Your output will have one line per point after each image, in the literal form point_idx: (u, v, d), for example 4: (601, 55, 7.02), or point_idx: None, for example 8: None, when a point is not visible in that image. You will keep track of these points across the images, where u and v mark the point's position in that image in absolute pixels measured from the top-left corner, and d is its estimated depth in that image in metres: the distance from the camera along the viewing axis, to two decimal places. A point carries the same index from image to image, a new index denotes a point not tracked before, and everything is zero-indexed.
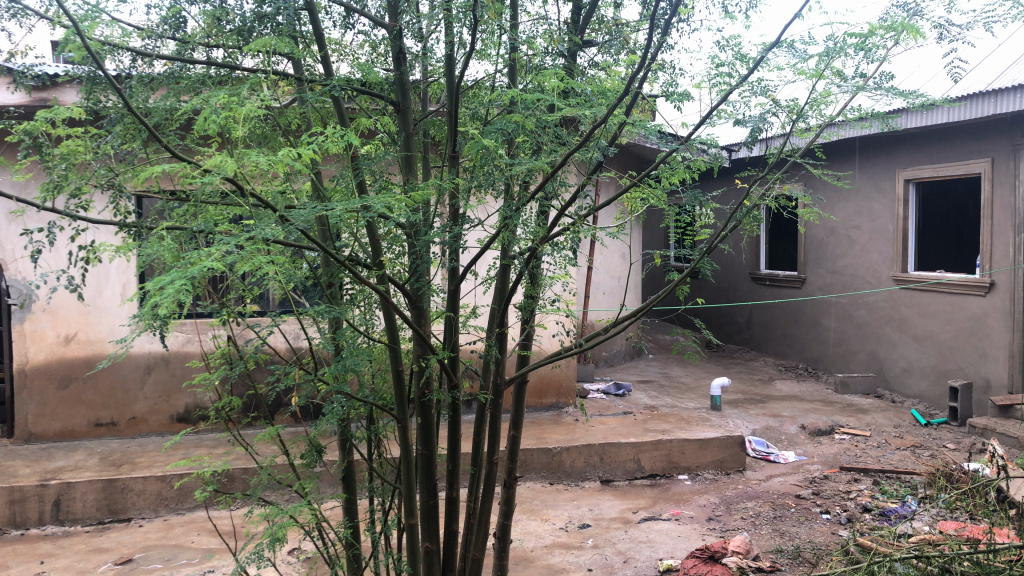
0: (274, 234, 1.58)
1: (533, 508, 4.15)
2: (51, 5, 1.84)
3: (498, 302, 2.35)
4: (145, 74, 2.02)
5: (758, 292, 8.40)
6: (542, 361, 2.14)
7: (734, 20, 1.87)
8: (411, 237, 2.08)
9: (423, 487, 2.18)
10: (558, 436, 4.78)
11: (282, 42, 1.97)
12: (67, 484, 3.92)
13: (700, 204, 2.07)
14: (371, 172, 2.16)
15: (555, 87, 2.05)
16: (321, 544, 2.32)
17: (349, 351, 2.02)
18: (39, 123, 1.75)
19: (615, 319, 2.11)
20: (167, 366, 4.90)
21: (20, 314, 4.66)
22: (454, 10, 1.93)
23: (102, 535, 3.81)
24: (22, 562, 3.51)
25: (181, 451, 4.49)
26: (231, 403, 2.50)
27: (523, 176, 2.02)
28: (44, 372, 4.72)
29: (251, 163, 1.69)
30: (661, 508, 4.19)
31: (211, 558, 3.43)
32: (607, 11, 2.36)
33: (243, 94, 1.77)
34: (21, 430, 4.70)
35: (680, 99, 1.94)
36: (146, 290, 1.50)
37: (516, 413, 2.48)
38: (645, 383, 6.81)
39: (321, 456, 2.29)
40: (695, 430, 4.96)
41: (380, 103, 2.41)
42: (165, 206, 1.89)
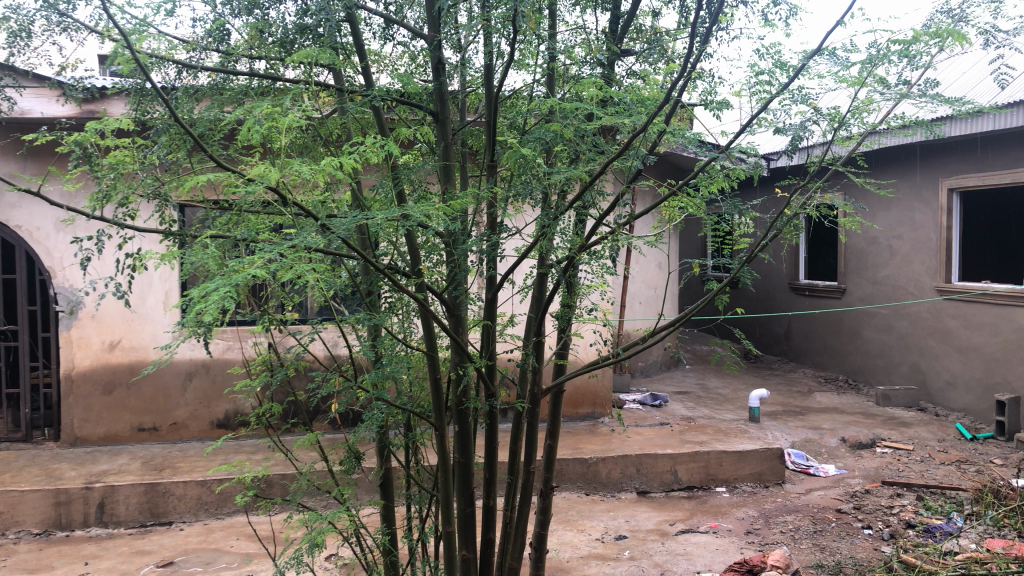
0: (315, 242, 1.61)
1: (569, 519, 4.13)
2: (101, 19, 1.89)
3: (535, 311, 2.35)
4: (190, 86, 2.08)
5: (797, 302, 8.30)
6: (578, 370, 2.12)
7: (774, 28, 1.86)
8: (449, 246, 2.10)
9: (461, 495, 2.19)
10: (594, 447, 4.76)
11: (324, 52, 1.98)
12: (111, 488, 4.00)
13: (740, 212, 2.06)
14: (409, 182, 2.18)
15: (594, 96, 2.05)
16: (359, 551, 2.34)
17: (388, 359, 2.04)
18: (89, 134, 1.79)
19: (654, 329, 2.09)
20: (208, 372, 4.98)
21: (67, 321, 4.77)
22: (493, 20, 1.94)
23: (145, 538, 3.87)
24: (67, 563, 3.57)
25: (222, 456, 4.55)
26: (271, 409, 2.52)
27: (562, 185, 2.02)
28: (89, 378, 4.81)
29: (294, 173, 1.71)
30: (699, 520, 4.14)
31: (249, 563, 3.47)
32: (646, 20, 2.36)
33: (286, 104, 1.79)
34: (67, 434, 4.80)
35: (719, 107, 1.92)
36: (192, 294, 1.53)
37: (554, 423, 2.48)
38: (682, 394, 6.75)
39: (360, 462, 2.31)
40: (733, 441, 4.91)
41: (419, 113, 2.42)
42: (208, 214, 1.92)
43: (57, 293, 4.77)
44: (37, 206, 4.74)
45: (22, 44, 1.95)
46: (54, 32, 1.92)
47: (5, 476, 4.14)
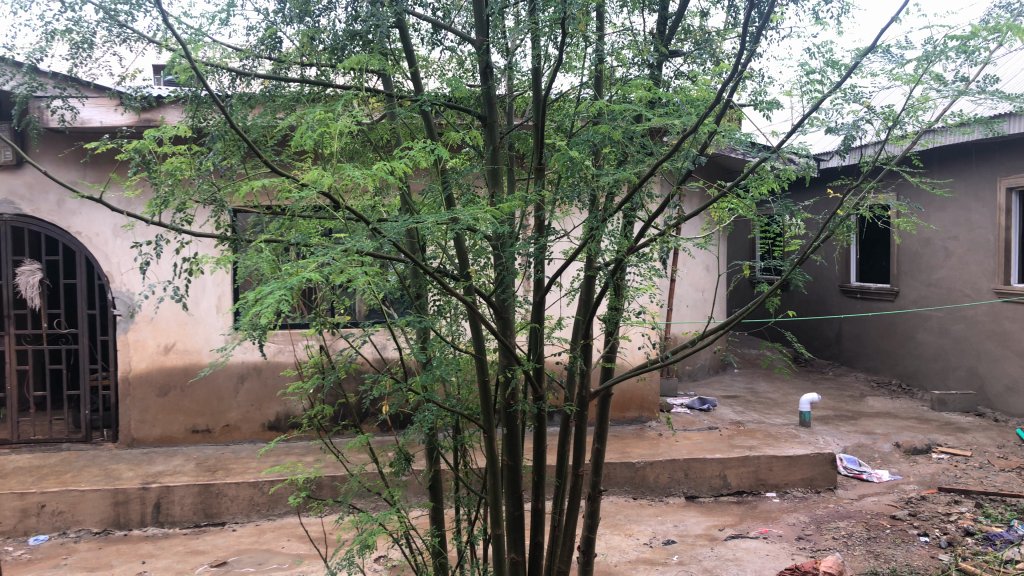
0: (367, 245, 1.63)
1: (616, 523, 4.11)
2: (159, 30, 1.95)
3: (582, 313, 2.34)
4: (244, 93, 2.13)
5: (848, 304, 8.16)
6: (627, 373, 2.11)
7: (824, 27, 1.84)
8: (497, 249, 2.11)
9: (509, 498, 2.18)
10: (642, 451, 4.73)
11: (375, 59, 2.01)
12: (167, 488, 4.09)
13: (791, 214, 2.02)
14: (457, 186, 2.20)
15: (643, 98, 2.04)
16: (408, 551, 2.36)
17: (438, 361, 2.06)
18: (150, 142, 1.84)
19: (703, 333, 2.07)
20: (260, 375, 5.06)
21: (125, 324, 4.90)
22: (541, 23, 1.94)
23: (199, 538, 3.94)
24: (125, 561, 3.66)
25: (273, 458, 4.62)
26: (323, 411, 2.56)
27: (610, 187, 2.01)
28: (145, 380, 4.92)
29: (347, 178, 1.74)
30: (748, 526, 4.09)
31: (300, 564, 3.51)
32: (694, 20, 2.34)
33: (337, 109, 1.82)
34: (125, 435, 4.92)
35: (769, 107, 1.90)
36: (248, 298, 1.56)
37: (601, 426, 2.46)
38: (730, 398, 6.67)
39: (410, 464, 2.33)
40: (783, 446, 4.84)
41: (466, 117, 2.44)
42: (260, 220, 1.95)
43: (114, 298, 4.89)
44: (97, 211, 4.88)
45: (85, 55, 2.03)
46: (115, 42, 1.99)
47: (67, 476, 4.27)
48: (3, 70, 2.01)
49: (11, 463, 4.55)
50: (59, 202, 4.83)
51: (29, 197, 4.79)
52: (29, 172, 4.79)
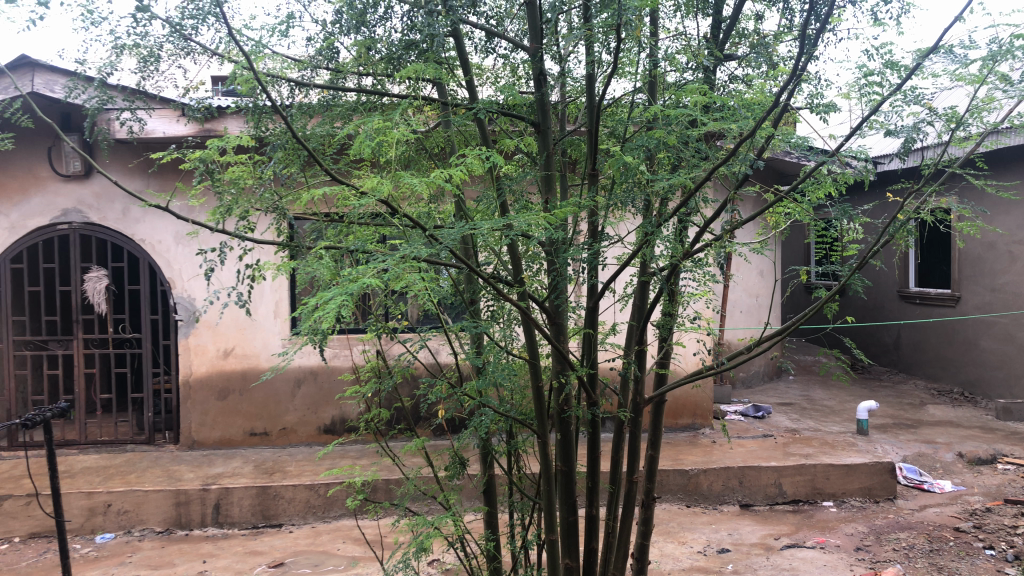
0: (425, 252, 1.65)
1: (670, 530, 4.07)
2: (221, 43, 2.01)
3: (636, 318, 2.33)
4: (302, 103, 2.17)
5: (907, 310, 7.98)
6: (681, 380, 2.10)
7: (884, 27, 1.81)
8: (550, 255, 2.12)
9: (563, 503, 2.19)
10: (695, 458, 4.68)
11: (431, 67, 2.05)
12: (226, 489, 4.18)
13: (849, 218, 1.98)
14: (511, 193, 2.21)
15: (698, 102, 2.02)
16: (463, 555, 2.37)
17: (493, 366, 2.08)
18: (213, 151, 1.90)
19: (758, 339, 2.05)
20: (316, 379, 5.14)
21: (186, 329, 5.02)
22: (595, 29, 1.95)
23: (257, 539, 4.02)
24: (187, 560, 3.75)
25: (328, 461, 4.70)
26: (380, 415, 2.59)
27: (664, 192, 2.01)
28: (205, 384, 5.04)
29: (404, 186, 1.77)
30: (805, 535, 4.02)
31: (356, 566, 3.56)
32: (748, 24, 2.33)
33: (395, 118, 1.86)
34: (185, 437, 5.04)
35: (826, 110, 1.87)
36: (311, 304, 1.61)
37: (655, 433, 2.44)
38: (786, 406, 6.56)
39: (465, 468, 2.36)
40: (840, 454, 4.74)
41: (520, 124, 2.46)
42: (319, 227, 1.99)
43: (176, 303, 5.02)
44: (159, 219, 5.00)
45: (152, 68, 2.10)
46: (179, 57, 2.07)
47: (131, 476, 4.39)
48: (76, 84, 2.08)
49: (79, 463, 4.70)
50: (124, 210, 4.97)
51: (96, 206, 4.95)
52: (96, 181, 4.94)
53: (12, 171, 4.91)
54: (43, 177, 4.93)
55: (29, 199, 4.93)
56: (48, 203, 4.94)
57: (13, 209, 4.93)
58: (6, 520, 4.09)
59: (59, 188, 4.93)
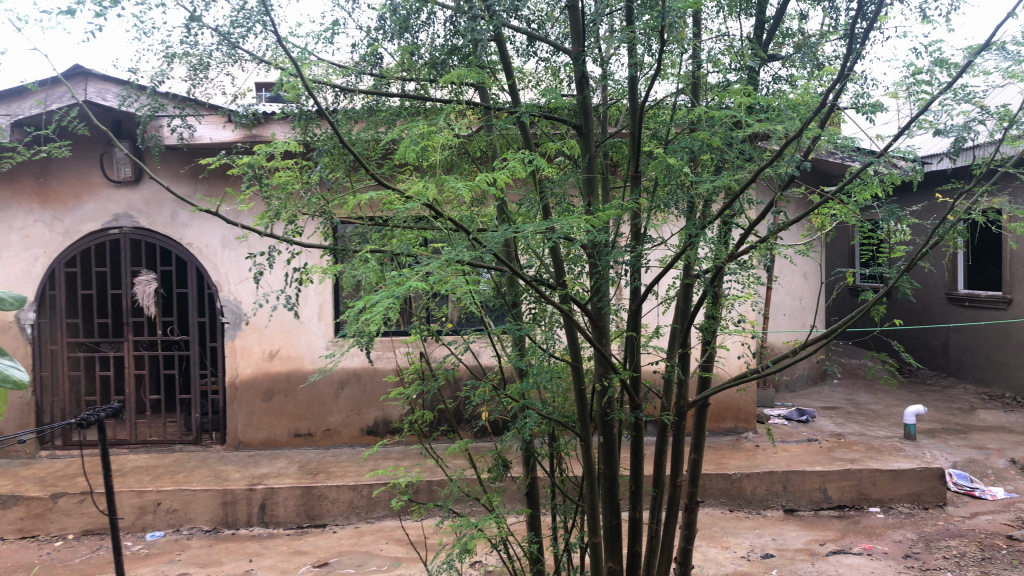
0: (471, 256, 1.66)
1: (713, 535, 4.04)
2: (268, 50, 2.05)
3: (679, 321, 2.32)
4: (348, 109, 2.23)
5: (956, 313, 7.82)
6: (725, 384, 2.08)
7: (934, 25, 1.78)
8: (593, 258, 2.11)
9: (606, 506, 2.18)
10: (738, 462, 4.64)
11: (474, 72, 2.07)
12: (271, 489, 4.24)
13: (897, 219, 1.95)
14: (553, 196, 2.22)
15: (742, 103, 2.01)
16: (506, 556, 2.38)
17: (537, 369, 2.08)
18: (262, 156, 1.93)
19: (804, 341, 2.02)
20: (359, 381, 5.20)
21: (232, 331, 5.11)
22: (638, 31, 1.94)
23: (302, 539, 4.07)
24: (234, 559, 3.81)
25: (371, 462, 4.75)
26: (423, 416, 2.61)
27: (709, 194, 1.99)
28: (251, 385, 5.12)
29: (449, 189, 1.78)
30: (851, 541, 3.96)
31: (399, 567, 3.59)
32: (791, 23, 2.31)
33: (439, 123, 1.88)
34: (232, 438, 5.13)
35: (872, 110, 1.85)
36: (359, 306, 1.64)
37: (699, 437, 2.43)
38: (831, 410, 6.47)
39: (508, 470, 2.38)
40: (887, 460, 4.66)
41: (561, 126, 2.46)
42: (365, 231, 2.02)
43: (223, 306, 5.11)
44: (206, 223, 5.10)
45: (202, 76, 2.15)
46: (227, 65, 2.11)
47: (179, 476, 4.48)
48: (129, 92, 2.14)
49: (130, 462, 4.81)
50: (172, 215, 5.08)
51: (145, 211, 5.06)
52: (145, 187, 5.06)
53: (66, 177, 5.04)
54: (95, 183, 5.05)
55: (82, 204, 5.06)
56: (100, 209, 5.06)
57: (67, 214, 5.06)
58: (60, 518, 4.20)
59: (111, 194, 5.05)
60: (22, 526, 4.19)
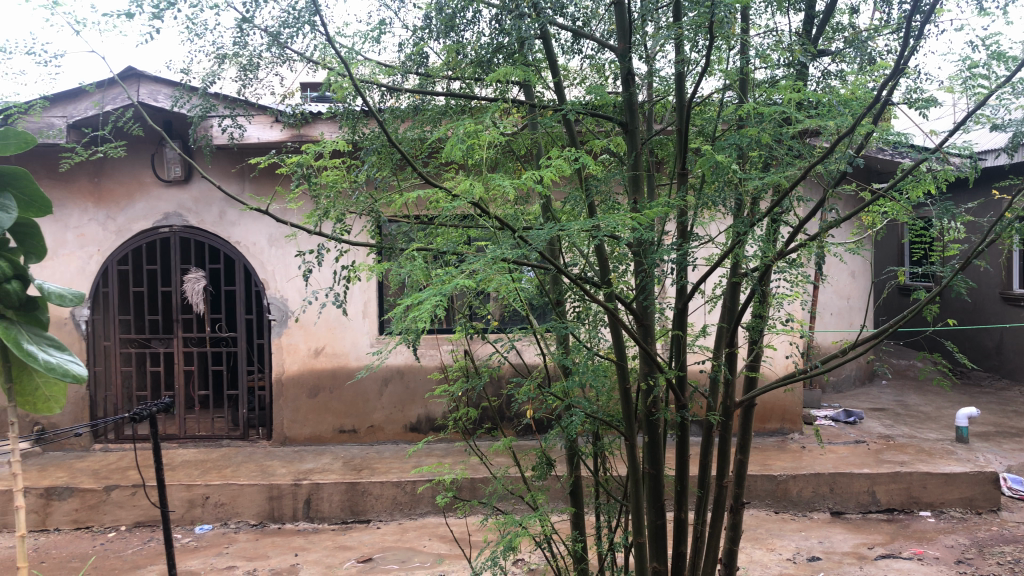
0: (517, 254, 1.66)
1: (758, 537, 3.99)
2: (315, 50, 2.08)
3: (726, 320, 2.30)
4: (394, 108, 2.25)
5: (1011, 313, 7.63)
6: (773, 384, 2.05)
7: (991, 17, 1.73)
8: (639, 256, 2.10)
9: (650, 506, 2.17)
10: (784, 464, 4.58)
11: (519, 69, 2.07)
12: (316, 485, 4.30)
13: (952, 217, 1.89)
14: (598, 194, 2.20)
15: (791, 99, 1.98)
16: (550, 555, 2.38)
17: (582, 368, 2.07)
18: (310, 155, 1.96)
19: (853, 341, 1.98)
20: (403, 378, 5.23)
21: (279, 328, 5.18)
22: (685, 28, 1.92)
23: (346, 534, 4.12)
24: (280, 553, 3.87)
25: (414, 459, 4.78)
26: (468, 414, 2.62)
27: (757, 192, 1.97)
28: (297, 382, 5.18)
29: (494, 188, 1.78)
30: (901, 546, 3.88)
31: (442, 563, 3.60)
32: (842, 17, 2.26)
33: (485, 122, 1.89)
34: (278, 433, 5.20)
35: (926, 105, 1.80)
36: (407, 303, 1.67)
37: (745, 437, 2.40)
38: (879, 412, 6.34)
39: (552, 468, 2.37)
40: (938, 463, 4.56)
41: (607, 124, 2.45)
42: (411, 229, 2.03)
43: (270, 303, 5.19)
44: (254, 222, 5.18)
45: (252, 77, 2.18)
46: (275, 65, 2.14)
47: (227, 471, 4.55)
48: (181, 94, 2.19)
49: (179, 457, 4.91)
50: (221, 214, 5.17)
51: (195, 210, 5.16)
52: (195, 186, 5.15)
53: (119, 177, 5.16)
54: (147, 182, 5.16)
55: (134, 204, 5.17)
56: (151, 208, 5.17)
57: (119, 213, 5.18)
58: (113, 509, 4.30)
59: (161, 193, 5.16)
60: (77, 517, 4.30)
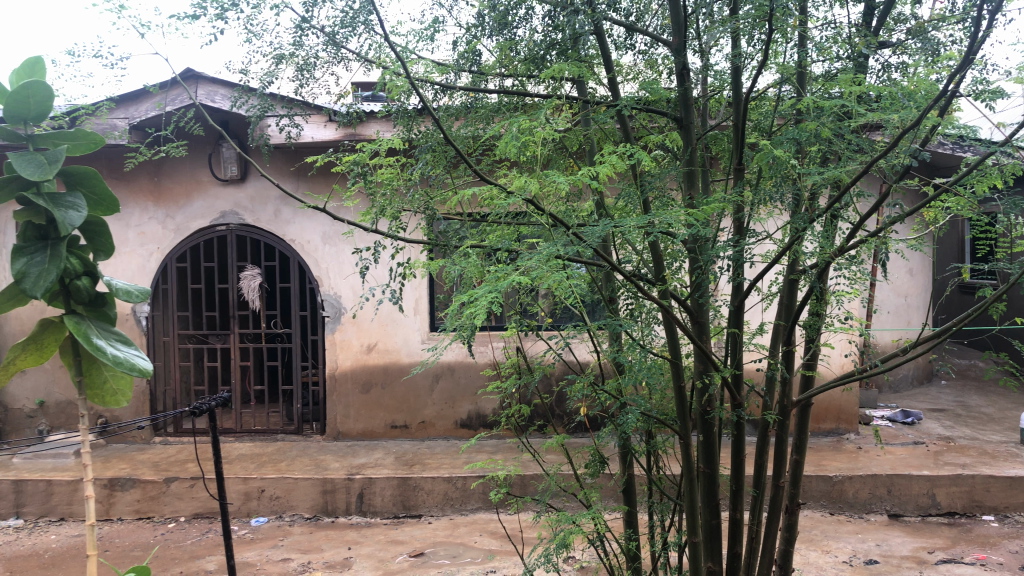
0: (572, 251, 1.65)
1: (812, 538, 3.92)
2: (370, 49, 2.10)
3: (783, 318, 2.26)
4: (448, 106, 2.26)
5: None
6: (831, 382, 2.01)
7: None
8: (693, 253, 2.07)
9: (705, 506, 2.14)
10: (839, 465, 4.49)
11: (573, 66, 2.07)
12: (369, 480, 4.35)
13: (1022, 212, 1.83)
14: (653, 190, 2.17)
15: (851, 92, 1.94)
16: (603, 553, 2.36)
17: (636, 365, 2.05)
18: (366, 154, 1.99)
19: (915, 340, 1.93)
20: (453, 375, 5.26)
21: (332, 325, 5.25)
22: (741, 22, 1.90)
23: (398, 529, 4.16)
24: (334, 546, 3.92)
25: (465, 455, 4.80)
26: (521, 411, 2.62)
27: (817, 187, 1.92)
28: (350, 377, 5.25)
29: (548, 184, 1.78)
30: (963, 550, 3.78)
31: (493, 559, 3.61)
32: (904, 8, 2.21)
33: (539, 119, 1.89)
34: (331, 428, 5.27)
35: (992, 97, 1.75)
36: (462, 300, 1.68)
37: (801, 437, 2.35)
38: (939, 412, 6.18)
39: (605, 466, 2.36)
40: (1002, 466, 4.43)
41: (661, 120, 2.43)
42: (465, 226, 2.03)
43: (324, 300, 5.26)
44: (308, 220, 5.26)
45: (308, 76, 2.21)
46: (332, 64, 2.17)
47: (282, 464, 4.63)
48: (239, 94, 2.23)
49: (236, 450, 5.00)
50: (276, 213, 5.26)
51: (251, 209, 5.25)
52: (251, 185, 5.25)
53: (177, 176, 5.28)
54: (204, 181, 5.27)
55: (192, 202, 5.29)
56: (208, 206, 5.28)
57: (177, 212, 5.30)
58: (173, 501, 4.41)
59: (218, 192, 5.27)
60: (138, 508, 4.42)
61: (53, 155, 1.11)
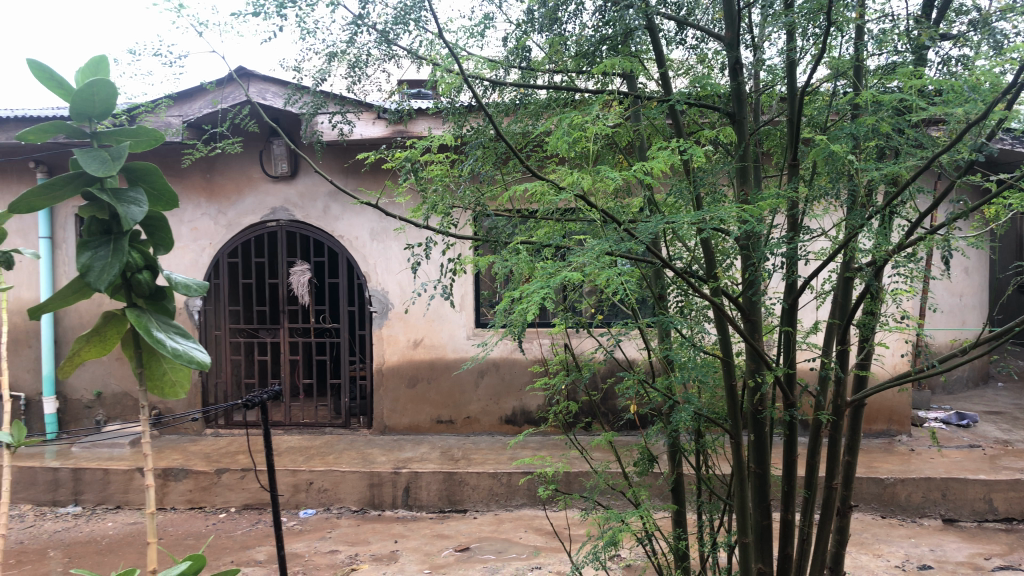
0: (624, 247, 1.64)
1: (863, 541, 3.85)
2: (421, 45, 2.11)
3: (837, 316, 2.22)
4: (499, 102, 2.26)
5: None
6: (888, 382, 1.96)
7: None
8: (746, 250, 2.04)
9: (756, 506, 2.10)
10: (892, 467, 4.40)
11: (624, 61, 2.05)
12: (415, 474, 4.38)
13: None
14: (704, 186, 2.15)
15: (911, 86, 1.89)
16: (651, 552, 2.34)
17: (686, 362, 2.03)
18: (417, 151, 2.01)
19: (975, 340, 1.87)
20: (498, 371, 5.27)
21: (380, 320, 5.31)
22: (796, 16, 1.87)
23: (443, 523, 4.18)
24: (380, 539, 3.97)
25: (510, 451, 4.81)
26: (569, 407, 2.61)
27: (875, 183, 1.88)
28: (397, 372, 5.29)
29: (600, 179, 1.76)
30: (1021, 557, 3.68)
31: (538, 555, 3.61)
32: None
33: (590, 114, 1.88)
34: (378, 422, 5.32)
35: None
36: (513, 295, 1.68)
37: (854, 438, 2.30)
38: (996, 415, 6.02)
39: (654, 464, 2.33)
40: None
41: (712, 115, 2.40)
42: (515, 223, 2.03)
43: (372, 295, 5.31)
44: (357, 216, 5.31)
45: (360, 73, 2.23)
46: (383, 61, 2.19)
47: (329, 457, 4.69)
48: (293, 92, 2.25)
49: (285, 443, 5.08)
50: (325, 209, 5.32)
51: (301, 205, 5.32)
52: (301, 181, 5.32)
53: (229, 172, 5.37)
54: (255, 178, 5.36)
55: (243, 198, 5.38)
56: (259, 202, 5.36)
57: (229, 208, 5.39)
58: (224, 491, 4.49)
59: (269, 188, 5.35)
60: (190, 497, 4.51)
61: (115, 151, 1.13)
